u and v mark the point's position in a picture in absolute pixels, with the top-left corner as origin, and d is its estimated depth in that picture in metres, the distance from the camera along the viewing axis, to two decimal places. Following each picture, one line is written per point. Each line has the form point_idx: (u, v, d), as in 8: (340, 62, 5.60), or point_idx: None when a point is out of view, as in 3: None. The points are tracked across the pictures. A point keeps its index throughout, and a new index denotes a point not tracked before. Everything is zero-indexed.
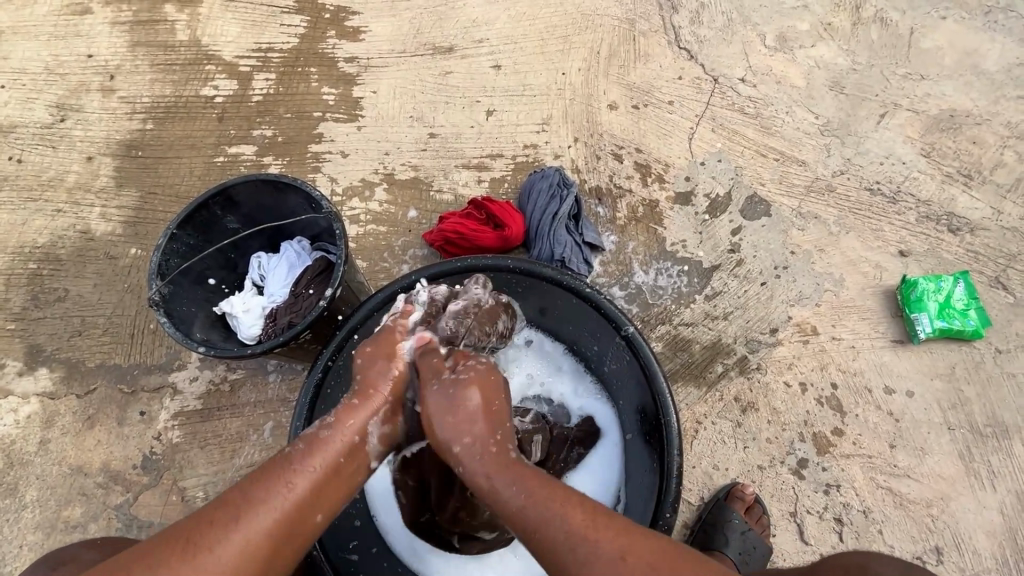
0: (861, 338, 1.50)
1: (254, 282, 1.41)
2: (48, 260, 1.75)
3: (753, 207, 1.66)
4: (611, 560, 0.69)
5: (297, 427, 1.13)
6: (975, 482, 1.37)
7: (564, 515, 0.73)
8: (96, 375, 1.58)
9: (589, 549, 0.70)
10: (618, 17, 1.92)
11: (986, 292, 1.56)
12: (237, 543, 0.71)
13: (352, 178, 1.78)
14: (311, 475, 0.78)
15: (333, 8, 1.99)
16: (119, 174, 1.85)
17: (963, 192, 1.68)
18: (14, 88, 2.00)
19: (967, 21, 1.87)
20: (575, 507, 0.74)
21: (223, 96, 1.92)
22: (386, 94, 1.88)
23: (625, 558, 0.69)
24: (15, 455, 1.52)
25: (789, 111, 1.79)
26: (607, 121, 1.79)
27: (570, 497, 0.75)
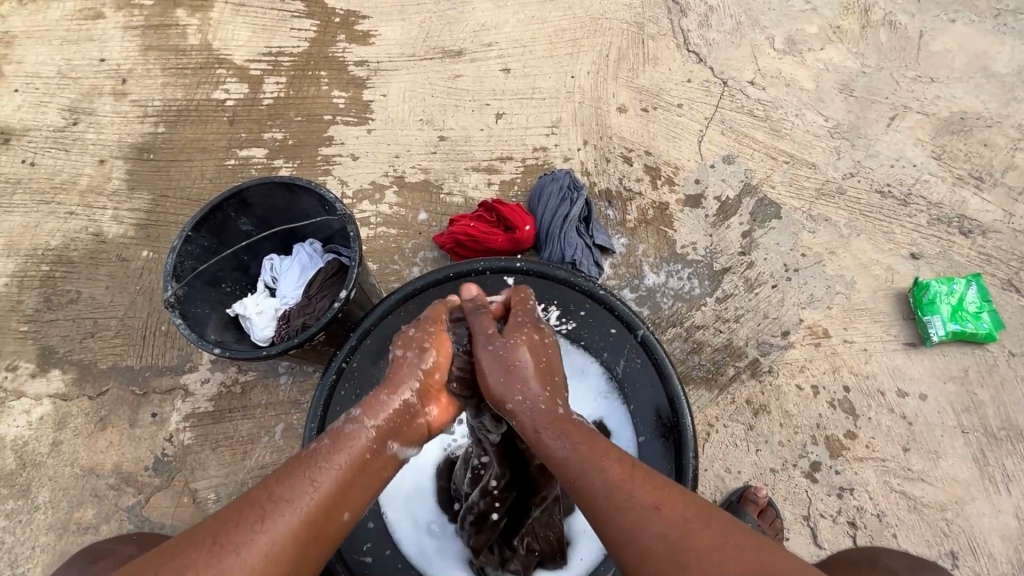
0: (873, 341, 1.50)
1: (266, 284, 1.41)
2: (61, 263, 1.76)
3: (763, 210, 1.66)
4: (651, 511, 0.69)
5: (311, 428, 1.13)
6: (990, 485, 1.36)
7: (605, 468, 0.74)
8: (108, 377, 1.59)
9: (627, 501, 0.71)
10: (627, 20, 1.92)
11: (998, 295, 1.55)
12: (263, 548, 0.68)
13: (362, 181, 1.79)
14: (339, 474, 0.76)
15: (343, 12, 2.01)
16: (131, 177, 1.86)
17: (974, 195, 1.67)
18: (27, 92, 2.02)
19: (976, 24, 1.87)
20: (617, 462, 0.75)
21: (234, 100, 1.94)
22: (396, 98, 1.89)
23: (659, 507, 0.70)
24: (27, 457, 1.53)
25: (799, 114, 1.79)
26: (616, 124, 1.79)
27: (616, 453, 0.77)
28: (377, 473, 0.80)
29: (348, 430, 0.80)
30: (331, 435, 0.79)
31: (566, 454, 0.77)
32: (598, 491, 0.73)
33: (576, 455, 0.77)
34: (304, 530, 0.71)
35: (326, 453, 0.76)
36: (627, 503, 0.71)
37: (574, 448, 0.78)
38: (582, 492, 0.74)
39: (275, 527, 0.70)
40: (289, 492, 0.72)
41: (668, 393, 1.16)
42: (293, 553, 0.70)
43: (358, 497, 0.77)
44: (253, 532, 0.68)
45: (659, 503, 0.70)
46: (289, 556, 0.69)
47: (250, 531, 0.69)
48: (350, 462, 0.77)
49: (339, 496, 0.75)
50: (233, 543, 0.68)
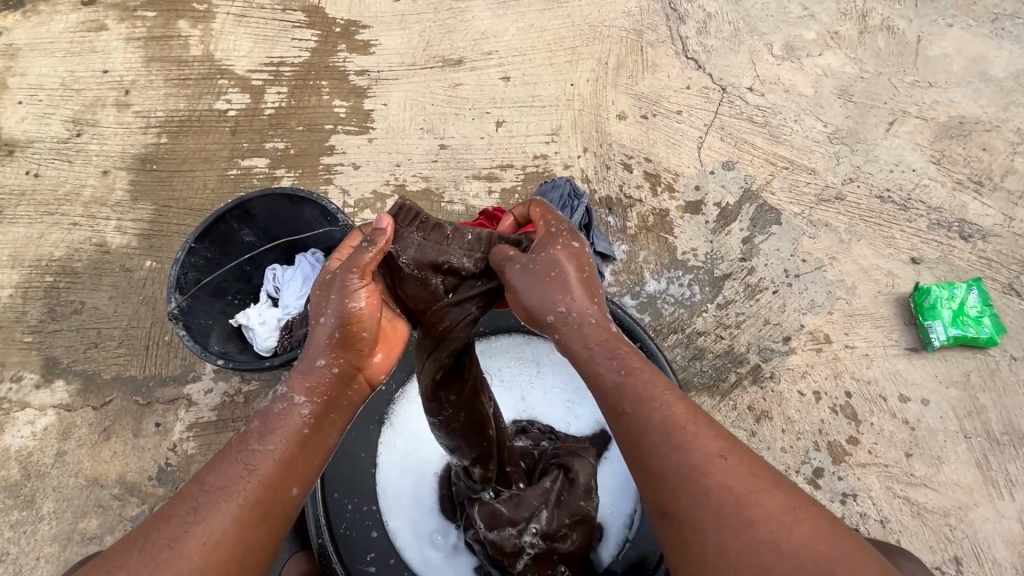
0: (875, 346, 1.50)
1: (269, 293, 1.41)
2: (64, 274, 1.77)
3: (763, 216, 1.67)
4: (711, 461, 0.64)
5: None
6: (993, 491, 1.36)
7: (662, 406, 0.69)
8: (112, 387, 1.60)
9: (686, 440, 0.66)
10: (626, 27, 1.94)
11: (1000, 299, 1.55)
12: (199, 539, 0.64)
13: (363, 190, 1.80)
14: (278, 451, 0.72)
15: (344, 22, 2.02)
16: (134, 188, 1.87)
17: (974, 199, 1.68)
18: (31, 104, 2.03)
19: (973, 28, 1.88)
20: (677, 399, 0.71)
21: (236, 110, 1.95)
22: (397, 107, 1.90)
23: (725, 458, 0.65)
24: (32, 467, 1.54)
25: (798, 120, 1.80)
26: (616, 131, 1.80)
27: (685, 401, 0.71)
28: (320, 444, 0.76)
29: (276, 410, 0.75)
30: (259, 417, 0.74)
31: (618, 379, 0.72)
32: (647, 429, 0.68)
33: (624, 390, 0.71)
34: (243, 512, 0.67)
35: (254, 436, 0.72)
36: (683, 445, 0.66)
37: (623, 381, 0.72)
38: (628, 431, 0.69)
39: (209, 517, 0.66)
40: (218, 483, 0.68)
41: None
42: (235, 537, 0.66)
43: (304, 473, 0.73)
44: (182, 527, 0.65)
45: (720, 454, 0.65)
46: (232, 541, 0.65)
47: (183, 527, 0.65)
48: (285, 441, 0.73)
49: (281, 476, 0.71)
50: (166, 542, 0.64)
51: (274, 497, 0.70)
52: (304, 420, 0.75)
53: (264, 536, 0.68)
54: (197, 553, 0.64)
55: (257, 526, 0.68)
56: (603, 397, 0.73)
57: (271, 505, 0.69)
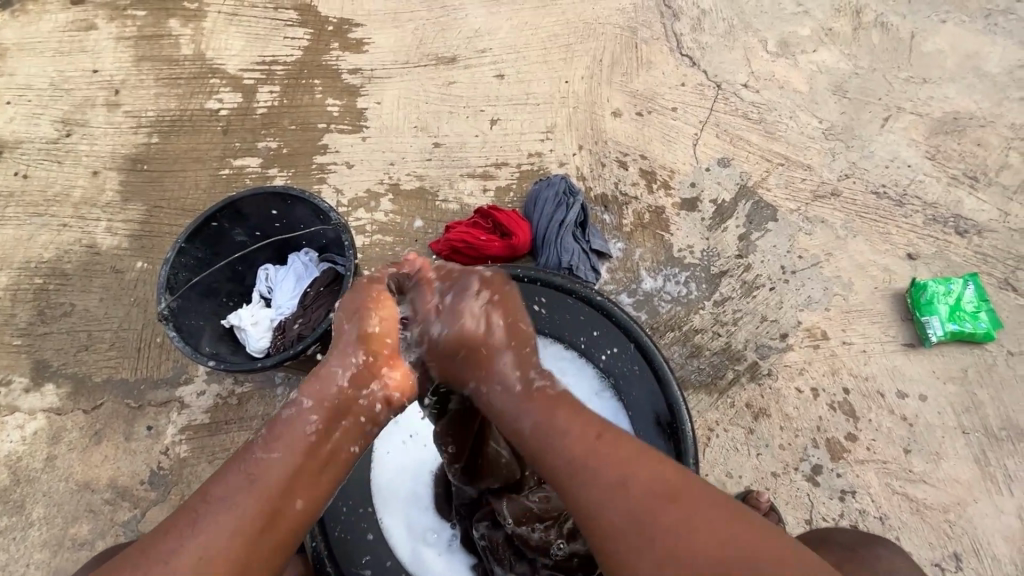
0: (872, 342, 1.50)
1: (262, 293, 1.39)
2: (54, 276, 1.74)
3: (759, 212, 1.66)
4: (619, 481, 0.73)
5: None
6: (992, 486, 1.35)
7: (569, 440, 0.78)
8: (103, 390, 1.58)
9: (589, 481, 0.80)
10: (620, 24, 1.93)
11: (996, 294, 1.55)
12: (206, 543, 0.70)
13: (356, 189, 1.78)
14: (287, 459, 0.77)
15: (336, 20, 2.01)
16: (125, 188, 1.85)
17: (969, 194, 1.68)
18: (19, 104, 2.01)
19: (967, 24, 1.88)
20: (582, 430, 0.79)
21: (227, 109, 1.93)
22: (390, 105, 1.89)
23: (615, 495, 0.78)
24: (21, 472, 1.51)
25: (793, 116, 1.80)
26: (611, 128, 1.80)
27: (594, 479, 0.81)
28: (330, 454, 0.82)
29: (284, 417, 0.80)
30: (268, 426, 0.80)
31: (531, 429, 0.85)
32: (570, 467, 0.76)
33: (540, 431, 0.80)
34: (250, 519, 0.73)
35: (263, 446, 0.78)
36: (591, 477, 0.74)
37: (537, 424, 0.81)
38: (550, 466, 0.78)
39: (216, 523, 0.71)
40: (224, 491, 0.74)
41: (667, 399, 1.16)
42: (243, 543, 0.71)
43: (310, 483, 0.79)
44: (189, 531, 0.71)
45: (625, 478, 0.72)
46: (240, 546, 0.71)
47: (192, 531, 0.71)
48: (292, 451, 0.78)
49: (288, 485, 0.76)
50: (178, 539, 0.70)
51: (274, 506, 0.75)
52: (309, 431, 0.80)
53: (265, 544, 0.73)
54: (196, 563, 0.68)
55: (264, 536, 0.73)
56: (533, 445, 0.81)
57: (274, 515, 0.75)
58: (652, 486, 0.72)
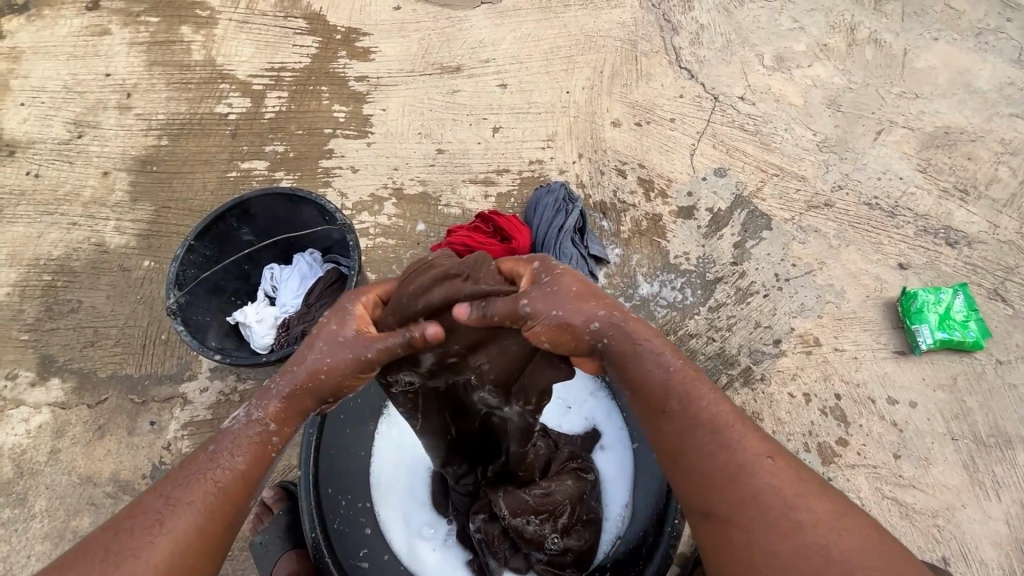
0: (863, 349, 1.53)
1: (266, 292, 1.43)
2: (63, 273, 1.78)
3: (754, 221, 1.70)
4: (761, 460, 0.73)
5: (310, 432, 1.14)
6: (981, 492, 1.37)
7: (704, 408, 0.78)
8: (107, 385, 1.60)
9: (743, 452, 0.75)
10: (620, 38, 1.98)
11: (985, 304, 1.58)
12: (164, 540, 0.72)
13: (361, 193, 1.82)
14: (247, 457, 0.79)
15: (344, 30, 2.06)
16: (134, 189, 1.89)
17: (960, 206, 1.72)
18: (33, 105, 2.06)
19: (958, 42, 1.93)
20: (723, 404, 0.79)
21: (236, 113, 1.98)
22: (395, 112, 1.93)
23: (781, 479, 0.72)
24: (25, 465, 1.53)
25: (788, 129, 1.84)
26: (611, 137, 1.84)
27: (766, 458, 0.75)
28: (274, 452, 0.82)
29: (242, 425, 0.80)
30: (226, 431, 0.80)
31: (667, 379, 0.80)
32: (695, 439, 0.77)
33: (675, 382, 0.80)
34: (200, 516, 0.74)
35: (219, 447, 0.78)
36: (732, 445, 0.74)
37: (673, 377, 0.80)
38: (672, 427, 0.78)
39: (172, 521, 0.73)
40: (182, 485, 0.76)
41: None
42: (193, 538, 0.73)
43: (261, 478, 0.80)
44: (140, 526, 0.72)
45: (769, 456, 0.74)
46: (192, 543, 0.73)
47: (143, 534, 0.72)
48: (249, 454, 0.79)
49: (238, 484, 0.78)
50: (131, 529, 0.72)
51: (229, 506, 0.77)
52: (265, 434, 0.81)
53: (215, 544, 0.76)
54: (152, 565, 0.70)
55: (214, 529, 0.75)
56: (651, 400, 0.80)
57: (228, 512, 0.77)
58: (799, 482, 0.72)
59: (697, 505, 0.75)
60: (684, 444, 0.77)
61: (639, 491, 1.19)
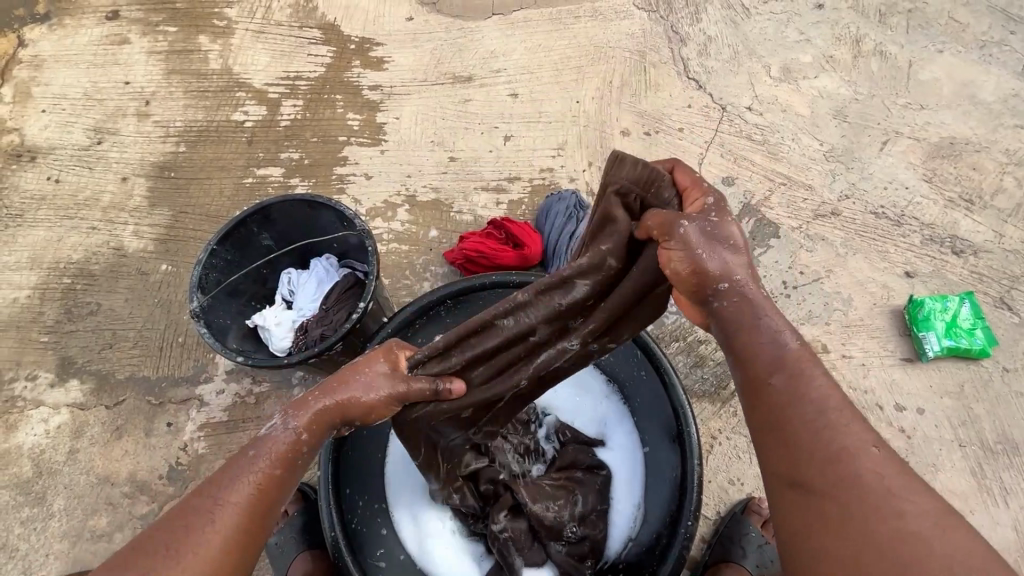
0: (871, 356, 1.54)
1: (283, 296, 1.45)
2: (82, 276, 1.81)
3: (761, 229, 1.73)
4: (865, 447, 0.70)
5: (331, 438, 1.15)
6: (988, 498, 1.38)
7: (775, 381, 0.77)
8: (125, 387, 1.63)
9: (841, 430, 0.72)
10: (629, 49, 2.02)
11: (991, 312, 1.60)
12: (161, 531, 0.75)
13: (374, 200, 1.86)
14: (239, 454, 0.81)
15: (358, 40, 2.10)
16: (151, 195, 1.93)
17: (966, 216, 1.74)
18: (53, 112, 2.10)
19: (962, 55, 1.96)
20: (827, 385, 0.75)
21: (252, 121, 2.02)
22: (408, 120, 1.97)
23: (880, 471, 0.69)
24: (44, 465, 1.56)
25: (795, 139, 1.87)
26: (620, 146, 1.87)
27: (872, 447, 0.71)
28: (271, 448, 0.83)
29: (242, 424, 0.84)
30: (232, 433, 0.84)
31: (784, 354, 0.78)
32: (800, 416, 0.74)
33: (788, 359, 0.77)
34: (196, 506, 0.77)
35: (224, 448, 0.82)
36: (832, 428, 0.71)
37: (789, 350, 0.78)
38: (771, 400, 0.76)
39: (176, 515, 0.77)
40: (235, 476, 0.79)
41: (673, 404, 1.20)
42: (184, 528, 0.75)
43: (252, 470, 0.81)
44: (208, 509, 0.75)
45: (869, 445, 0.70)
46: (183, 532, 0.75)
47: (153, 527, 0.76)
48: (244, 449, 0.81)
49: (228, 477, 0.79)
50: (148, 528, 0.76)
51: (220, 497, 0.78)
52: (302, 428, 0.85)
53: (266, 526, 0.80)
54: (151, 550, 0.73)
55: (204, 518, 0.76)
56: (758, 372, 0.78)
57: (278, 497, 0.81)
58: (906, 479, 0.68)
59: (785, 478, 0.73)
60: (787, 416, 0.74)
61: (649, 487, 1.20)
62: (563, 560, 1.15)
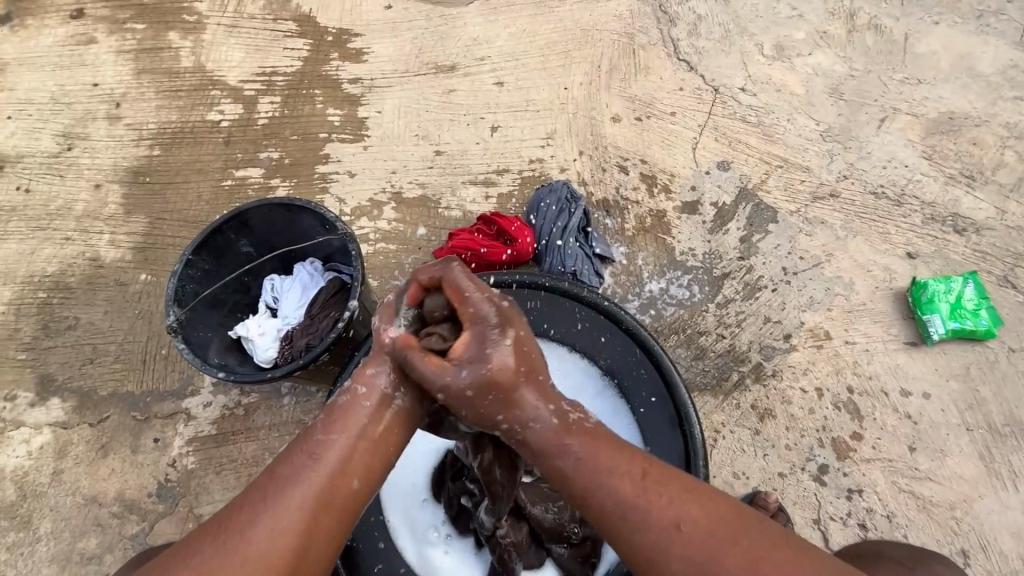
0: (875, 341, 1.51)
1: (267, 304, 1.40)
2: (58, 290, 1.74)
3: (759, 214, 1.68)
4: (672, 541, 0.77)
5: None
6: (997, 482, 1.35)
7: (614, 488, 0.76)
8: (109, 403, 1.57)
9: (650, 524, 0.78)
10: (618, 31, 1.95)
11: (995, 291, 1.57)
12: (264, 529, 0.72)
13: (359, 198, 1.80)
14: (343, 439, 0.79)
15: (336, 31, 2.02)
16: (127, 201, 1.86)
17: (967, 193, 1.70)
18: (20, 118, 2.01)
19: (960, 25, 1.90)
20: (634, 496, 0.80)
21: (228, 120, 1.94)
22: (391, 113, 1.90)
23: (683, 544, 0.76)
24: (28, 487, 1.50)
25: (791, 119, 1.82)
26: (611, 133, 1.81)
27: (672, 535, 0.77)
28: (384, 440, 0.81)
29: (341, 400, 0.82)
30: (325, 409, 0.82)
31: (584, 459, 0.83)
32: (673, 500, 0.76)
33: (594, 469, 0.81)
34: (308, 502, 0.75)
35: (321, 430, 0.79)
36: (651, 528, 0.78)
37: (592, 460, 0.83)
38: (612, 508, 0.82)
39: (277, 502, 0.74)
40: (290, 472, 0.76)
41: (675, 405, 1.18)
42: (300, 526, 0.73)
43: (366, 465, 0.79)
44: (250, 522, 0.73)
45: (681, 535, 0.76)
46: (296, 529, 0.73)
47: (252, 516, 0.73)
48: (349, 431, 0.80)
49: (342, 470, 0.77)
50: (247, 512, 0.74)
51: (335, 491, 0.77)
52: (367, 413, 0.81)
53: (329, 535, 0.76)
54: (268, 539, 0.72)
55: (322, 517, 0.75)
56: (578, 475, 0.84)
57: (337, 494, 0.76)
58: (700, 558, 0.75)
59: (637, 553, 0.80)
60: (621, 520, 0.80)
61: None
62: (565, 561, 1.15)
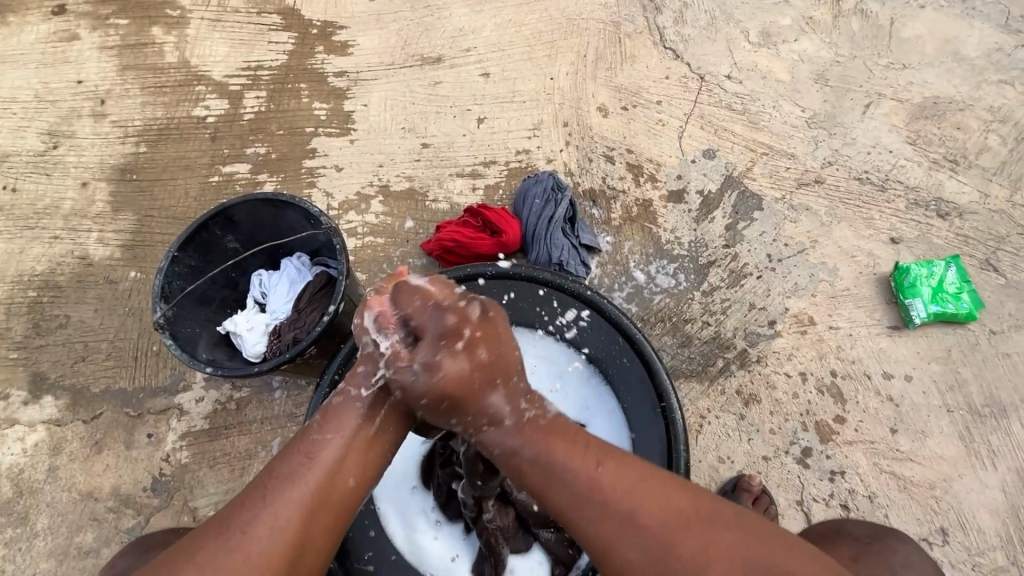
0: (858, 326, 1.53)
1: (255, 300, 1.41)
2: (48, 288, 1.75)
3: (744, 201, 1.69)
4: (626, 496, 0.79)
5: None
6: (977, 462, 1.38)
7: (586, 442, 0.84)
8: (101, 400, 1.59)
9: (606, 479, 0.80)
10: (603, 20, 1.94)
11: (977, 274, 1.58)
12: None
13: (346, 192, 1.80)
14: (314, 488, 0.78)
15: (320, 24, 2.01)
16: (115, 199, 1.86)
17: (950, 177, 1.71)
18: (5, 117, 2.01)
19: (945, 9, 1.90)
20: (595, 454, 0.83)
21: (214, 116, 1.94)
22: (378, 106, 1.90)
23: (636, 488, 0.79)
24: (24, 484, 1.52)
25: (776, 106, 1.82)
26: (597, 123, 1.81)
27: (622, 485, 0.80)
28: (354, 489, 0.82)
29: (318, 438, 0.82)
30: (301, 447, 0.81)
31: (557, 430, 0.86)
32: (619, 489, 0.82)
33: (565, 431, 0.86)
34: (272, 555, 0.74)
35: (292, 477, 0.78)
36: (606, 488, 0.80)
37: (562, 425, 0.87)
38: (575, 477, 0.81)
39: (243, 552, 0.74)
40: (254, 521, 0.76)
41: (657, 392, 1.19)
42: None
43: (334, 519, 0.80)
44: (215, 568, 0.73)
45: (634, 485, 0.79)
46: None
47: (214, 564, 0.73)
48: (320, 479, 0.79)
49: (310, 521, 0.77)
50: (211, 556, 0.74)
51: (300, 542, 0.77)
52: (342, 457, 0.81)
53: None
54: None
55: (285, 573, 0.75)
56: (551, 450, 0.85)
57: (303, 549, 0.77)
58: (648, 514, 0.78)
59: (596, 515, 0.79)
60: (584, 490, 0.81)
61: None
62: (553, 546, 1.16)
